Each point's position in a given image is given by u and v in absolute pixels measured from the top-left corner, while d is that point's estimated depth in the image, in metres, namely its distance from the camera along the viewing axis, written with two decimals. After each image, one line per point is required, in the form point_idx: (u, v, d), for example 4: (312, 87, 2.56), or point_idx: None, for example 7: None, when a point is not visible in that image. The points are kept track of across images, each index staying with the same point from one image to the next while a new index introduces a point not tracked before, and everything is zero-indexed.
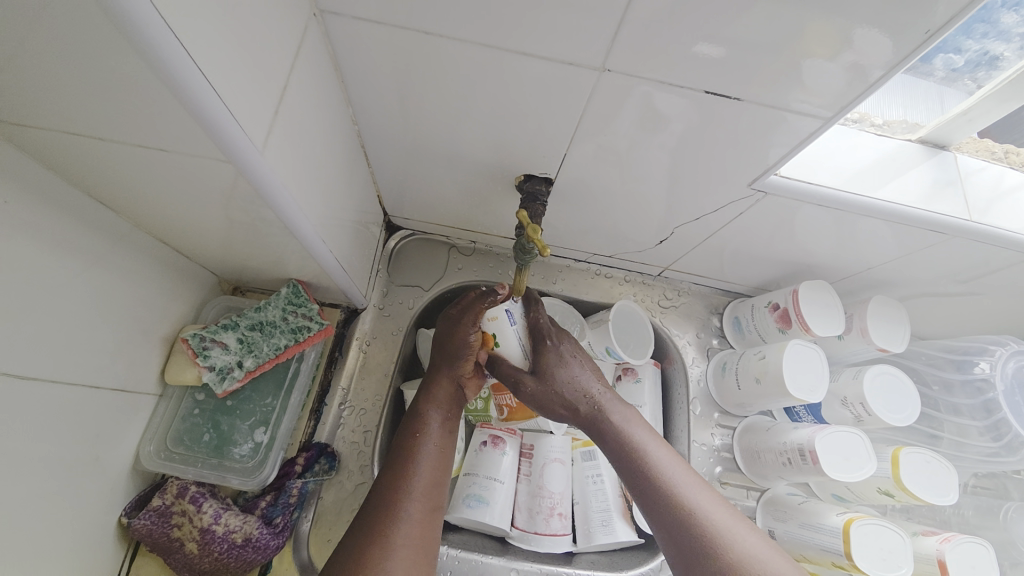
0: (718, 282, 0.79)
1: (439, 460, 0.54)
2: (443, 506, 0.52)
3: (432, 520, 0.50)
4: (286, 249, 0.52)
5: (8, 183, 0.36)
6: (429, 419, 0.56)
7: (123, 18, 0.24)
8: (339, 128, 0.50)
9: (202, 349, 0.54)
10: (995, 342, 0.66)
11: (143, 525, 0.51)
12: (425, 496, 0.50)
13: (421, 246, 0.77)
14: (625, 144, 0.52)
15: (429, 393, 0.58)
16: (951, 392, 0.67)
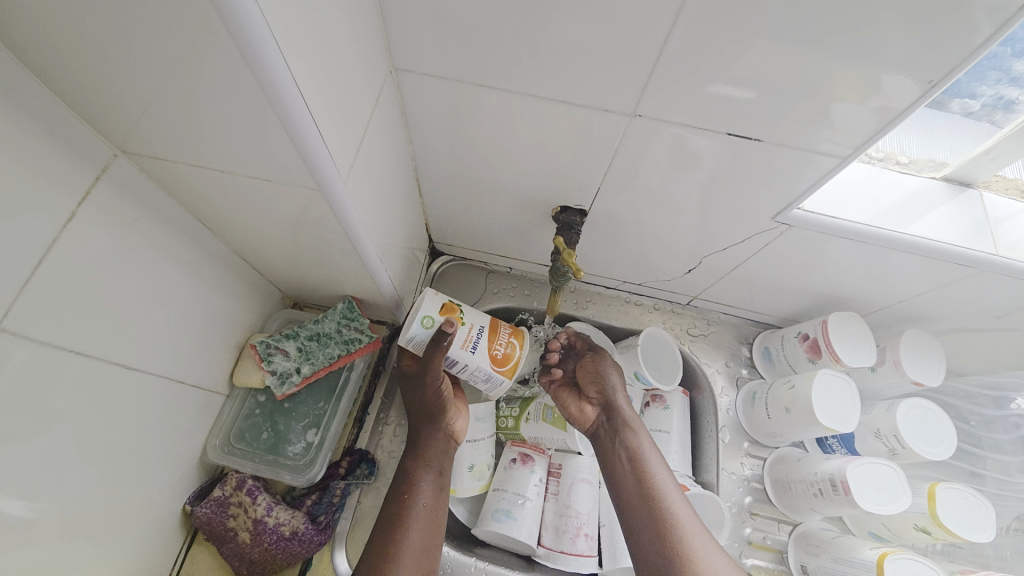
0: (747, 312, 0.81)
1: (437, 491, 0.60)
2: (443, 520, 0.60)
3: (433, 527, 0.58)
4: (347, 268, 0.58)
5: (139, 205, 0.44)
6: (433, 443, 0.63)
7: (269, 86, 0.31)
8: (400, 163, 0.57)
9: (266, 354, 0.60)
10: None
11: (203, 513, 0.56)
12: (424, 522, 0.58)
13: (461, 270, 0.83)
14: (654, 180, 0.57)
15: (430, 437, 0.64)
16: (991, 427, 0.68)
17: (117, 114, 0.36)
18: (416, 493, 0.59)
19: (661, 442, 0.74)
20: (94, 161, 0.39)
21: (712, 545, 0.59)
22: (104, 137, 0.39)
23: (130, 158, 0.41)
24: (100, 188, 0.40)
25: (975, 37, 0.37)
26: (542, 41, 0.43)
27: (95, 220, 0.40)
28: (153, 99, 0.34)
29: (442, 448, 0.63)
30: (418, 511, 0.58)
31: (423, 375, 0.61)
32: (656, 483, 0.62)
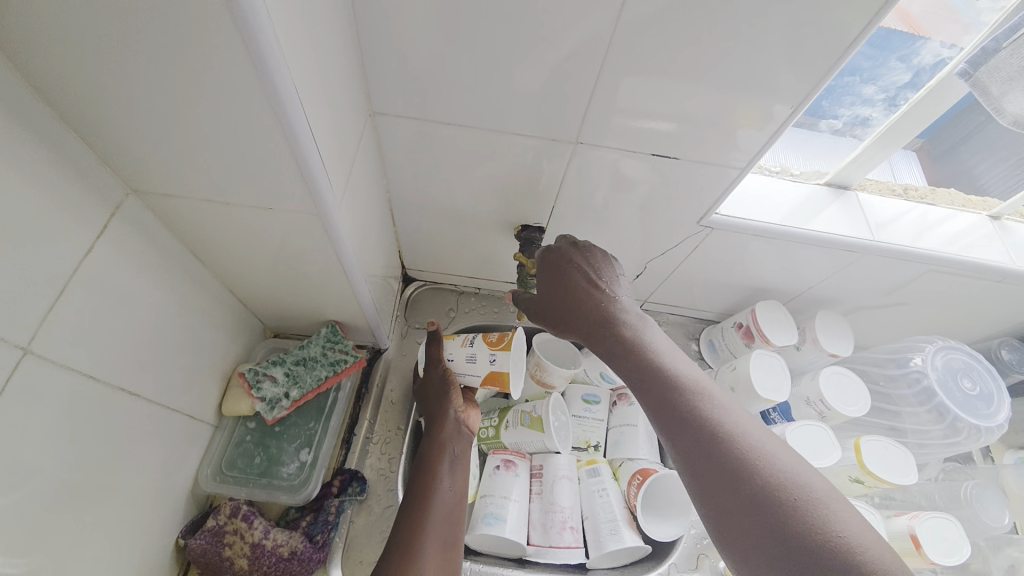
0: (692, 311, 0.91)
1: (455, 496, 0.63)
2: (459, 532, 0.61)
3: (449, 543, 0.59)
4: (333, 292, 0.63)
5: (145, 239, 0.48)
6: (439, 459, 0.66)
7: (287, 127, 0.38)
8: (376, 195, 0.64)
9: (255, 382, 0.62)
10: (925, 340, 0.75)
11: (198, 545, 0.56)
12: (440, 526, 0.60)
13: (432, 294, 0.89)
14: (600, 198, 0.66)
15: (437, 433, 0.68)
16: (896, 384, 0.75)
17: (138, 158, 0.41)
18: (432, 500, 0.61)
19: (630, 435, 0.82)
20: (110, 200, 0.43)
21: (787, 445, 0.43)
22: (120, 179, 0.43)
23: (140, 197, 0.45)
24: (113, 225, 0.44)
25: (823, 73, 0.49)
26: (501, 86, 0.53)
27: (106, 253, 0.44)
28: (176, 142, 0.40)
29: (453, 432, 0.68)
30: (433, 517, 0.60)
31: (439, 379, 0.72)
32: (679, 376, 0.49)
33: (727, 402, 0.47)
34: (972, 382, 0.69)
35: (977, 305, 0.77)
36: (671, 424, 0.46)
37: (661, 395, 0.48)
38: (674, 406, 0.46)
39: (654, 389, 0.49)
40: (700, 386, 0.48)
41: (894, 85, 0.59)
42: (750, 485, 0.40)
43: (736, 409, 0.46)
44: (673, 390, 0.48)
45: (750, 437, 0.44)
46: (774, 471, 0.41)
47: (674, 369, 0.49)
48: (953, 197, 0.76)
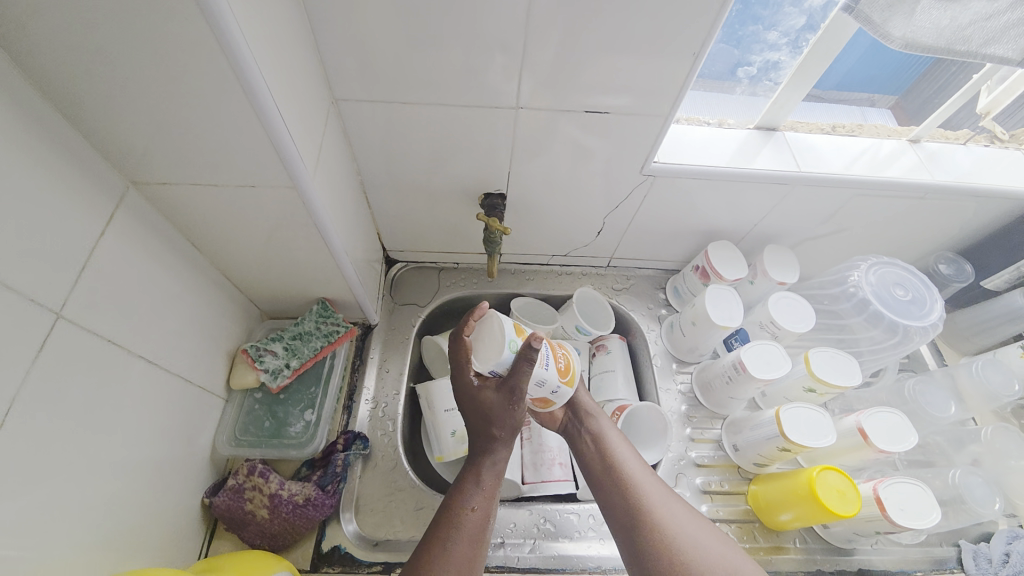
0: (656, 263, 0.98)
1: (484, 515, 0.60)
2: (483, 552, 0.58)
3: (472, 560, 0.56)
4: (319, 268, 0.69)
5: (147, 227, 0.54)
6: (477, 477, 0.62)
7: (257, 104, 0.44)
8: (349, 177, 0.71)
9: (258, 356, 0.69)
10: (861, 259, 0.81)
11: (222, 501, 0.63)
12: (466, 546, 0.57)
13: (414, 273, 0.96)
14: (551, 160, 0.73)
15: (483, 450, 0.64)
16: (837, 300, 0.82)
17: (134, 151, 0.48)
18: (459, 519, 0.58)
19: (609, 379, 0.89)
20: (114, 191, 0.50)
21: (659, 479, 0.65)
22: (119, 173, 0.50)
23: (138, 189, 0.52)
24: (120, 213, 0.50)
25: None
26: (445, 63, 0.59)
27: (116, 239, 0.50)
28: (164, 132, 0.46)
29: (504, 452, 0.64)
30: (458, 538, 0.57)
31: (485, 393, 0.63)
32: (621, 474, 0.64)
33: (660, 509, 0.61)
34: (904, 291, 0.75)
35: (908, 224, 0.84)
36: (599, 483, 0.65)
37: (602, 478, 0.65)
38: (609, 485, 0.64)
39: (595, 468, 0.67)
40: (640, 499, 0.62)
41: (793, 29, 0.66)
42: (629, 503, 0.62)
43: (653, 482, 0.64)
44: (599, 451, 0.68)
45: (661, 521, 0.60)
46: (659, 523, 0.60)
47: (614, 460, 0.66)
48: (878, 129, 0.83)
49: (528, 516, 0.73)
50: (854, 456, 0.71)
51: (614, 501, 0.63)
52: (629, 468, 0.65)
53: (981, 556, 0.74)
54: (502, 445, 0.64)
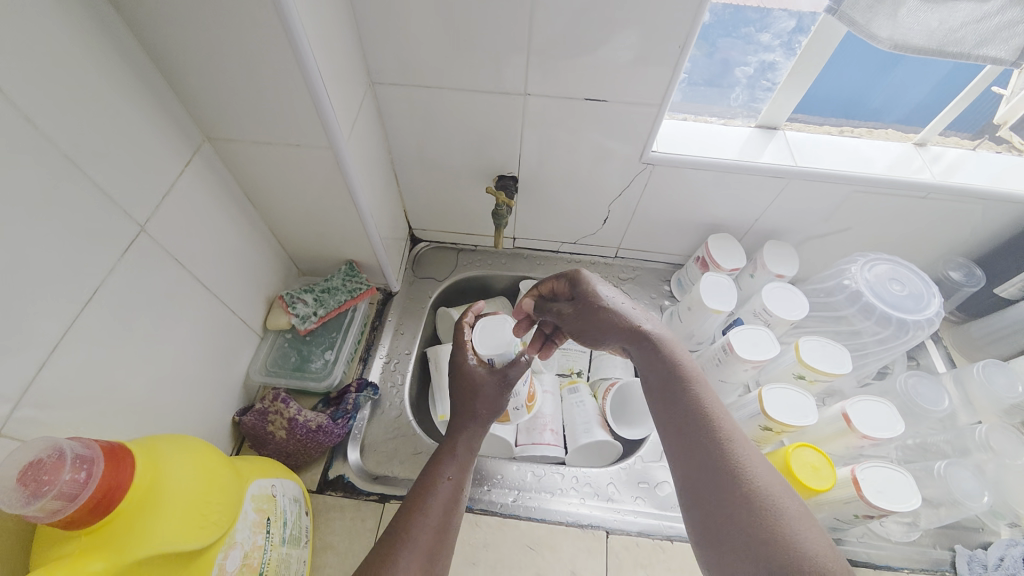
0: (662, 256, 1.03)
1: (456, 484, 0.62)
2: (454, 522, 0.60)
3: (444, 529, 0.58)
4: (348, 228, 0.80)
5: (213, 175, 0.66)
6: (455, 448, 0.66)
7: (305, 72, 0.55)
8: (380, 153, 0.81)
9: (291, 302, 0.81)
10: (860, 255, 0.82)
11: (249, 420, 0.73)
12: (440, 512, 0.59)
13: (435, 252, 1.06)
14: (558, 145, 0.81)
15: (461, 422, 0.69)
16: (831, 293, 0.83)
17: (210, 108, 0.60)
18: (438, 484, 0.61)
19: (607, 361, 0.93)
20: (191, 142, 0.62)
21: (762, 456, 0.54)
22: (198, 127, 0.63)
23: (211, 142, 0.65)
24: (194, 160, 0.63)
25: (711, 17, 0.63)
26: (463, 52, 0.68)
27: (189, 180, 0.62)
28: (234, 93, 0.58)
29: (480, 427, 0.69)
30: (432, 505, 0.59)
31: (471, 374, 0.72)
32: (705, 411, 0.58)
33: (750, 450, 0.54)
34: (902, 286, 0.75)
35: (914, 225, 0.85)
36: (680, 428, 0.57)
37: (680, 416, 0.58)
38: (693, 427, 0.56)
39: (675, 405, 0.59)
40: (726, 434, 0.55)
41: (784, 31, 0.74)
42: (727, 482, 0.52)
43: (742, 432, 0.56)
44: (695, 426, 0.57)
45: (749, 464, 0.53)
46: (760, 493, 0.51)
47: (700, 401, 0.58)
48: (888, 134, 0.86)
49: (514, 469, 0.79)
50: (842, 443, 0.71)
51: (709, 479, 0.53)
52: (710, 405, 0.58)
53: (975, 561, 0.73)
54: (472, 422, 0.68)
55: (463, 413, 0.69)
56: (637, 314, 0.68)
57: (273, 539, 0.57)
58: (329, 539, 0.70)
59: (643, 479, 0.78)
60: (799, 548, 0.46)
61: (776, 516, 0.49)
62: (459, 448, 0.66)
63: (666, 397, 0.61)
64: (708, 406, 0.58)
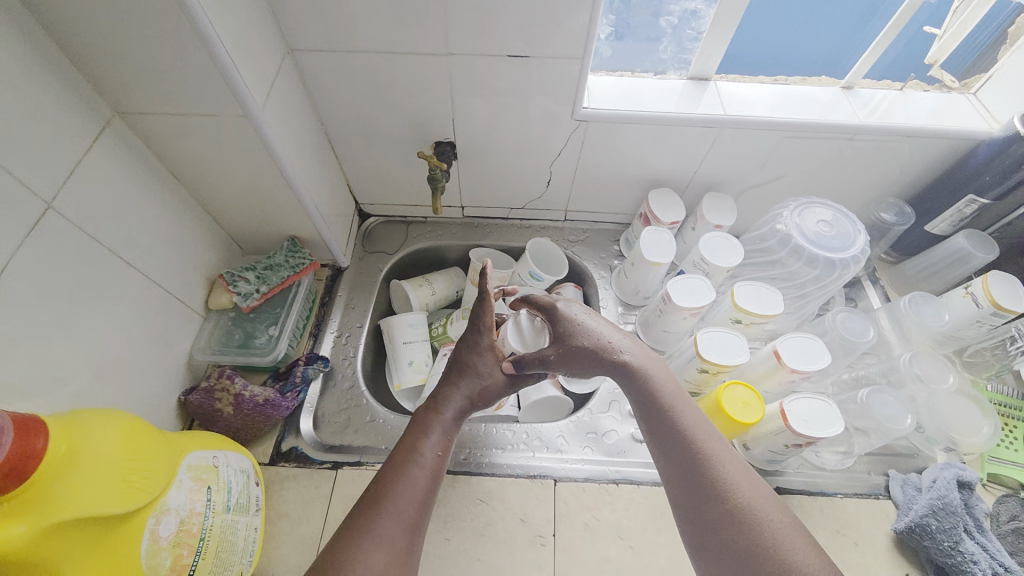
0: (610, 216, 1.04)
1: (438, 461, 0.61)
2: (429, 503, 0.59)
3: (421, 511, 0.57)
4: (282, 202, 0.79)
5: (129, 151, 0.65)
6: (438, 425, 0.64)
7: (201, 36, 0.53)
8: (311, 124, 0.80)
9: (233, 281, 0.80)
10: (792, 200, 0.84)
11: (196, 399, 0.73)
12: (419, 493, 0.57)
13: (385, 226, 1.06)
14: (490, 108, 0.80)
15: (446, 397, 0.67)
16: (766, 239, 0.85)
17: (112, 80, 0.58)
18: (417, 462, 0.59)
19: None
20: (99, 117, 0.61)
21: (751, 475, 0.55)
22: (104, 101, 0.61)
23: (121, 117, 0.63)
24: (104, 135, 0.61)
25: None
26: (377, 13, 0.66)
27: (100, 157, 0.61)
28: (132, 61, 0.56)
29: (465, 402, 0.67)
30: (410, 482, 0.57)
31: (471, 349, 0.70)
32: (692, 438, 0.57)
33: (739, 474, 0.54)
34: (830, 228, 0.77)
35: (846, 168, 0.86)
36: (672, 459, 0.57)
37: (671, 446, 0.57)
38: (685, 458, 0.56)
39: (666, 436, 0.58)
40: (715, 459, 0.55)
41: None
42: (723, 512, 0.52)
43: (731, 456, 0.56)
44: (686, 455, 0.56)
45: (739, 488, 0.53)
46: (758, 516, 0.51)
47: (687, 430, 0.58)
48: (821, 81, 0.86)
49: (467, 427, 0.80)
50: (775, 381, 0.74)
51: (705, 515, 0.53)
52: (698, 430, 0.58)
53: (909, 484, 0.74)
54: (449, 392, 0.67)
55: (450, 388, 0.68)
56: (611, 333, 0.67)
57: (215, 506, 0.59)
58: (283, 508, 0.71)
59: (591, 429, 0.81)
60: (792, 573, 0.46)
61: (773, 542, 0.49)
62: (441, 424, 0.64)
63: (658, 428, 0.59)
64: (697, 434, 0.57)
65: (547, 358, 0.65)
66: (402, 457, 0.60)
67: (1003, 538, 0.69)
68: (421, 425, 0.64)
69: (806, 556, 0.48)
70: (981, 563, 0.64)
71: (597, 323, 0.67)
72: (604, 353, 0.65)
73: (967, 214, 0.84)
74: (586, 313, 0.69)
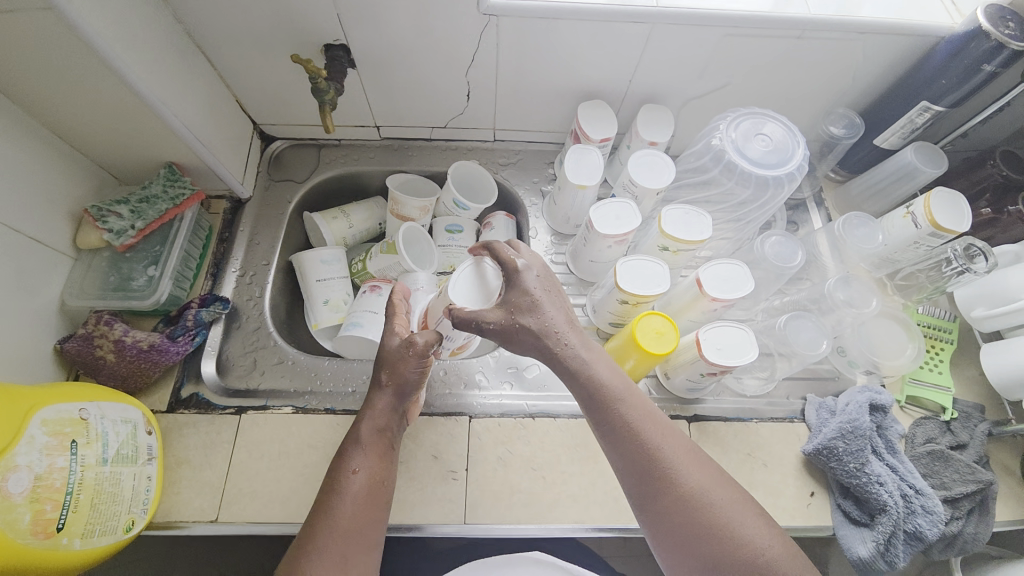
0: (543, 135, 0.94)
1: (372, 480, 0.56)
2: (377, 521, 0.55)
3: (367, 530, 0.53)
4: (142, 123, 0.67)
5: None
6: (361, 444, 0.58)
7: None
8: (163, 23, 0.65)
9: (101, 216, 0.71)
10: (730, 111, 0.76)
11: (72, 347, 0.67)
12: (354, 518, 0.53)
13: (294, 151, 0.94)
14: (381, 1, 0.67)
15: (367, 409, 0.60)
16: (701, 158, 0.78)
17: None
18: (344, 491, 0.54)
19: None
20: None
21: (698, 457, 0.53)
22: None
23: None
24: None
25: None
26: None
27: None
28: None
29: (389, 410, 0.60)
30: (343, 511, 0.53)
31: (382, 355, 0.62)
32: (643, 438, 0.52)
33: (691, 465, 0.52)
34: (767, 143, 0.69)
35: (795, 73, 0.77)
36: (627, 464, 0.52)
37: (623, 450, 0.52)
38: (639, 462, 0.51)
39: (617, 440, 0.52)
40: (668, 457, 0.51)
41: None
42: (686, 513, 0.49)
43: (679, 446, 0.53)
44: (638, 461, 0.51)
45: (694, 483, 0.50)
46: (716, 507, 0.50)
47: (637, 429, 0.52)
48: None
49: None
50: (697, 309, 0.70)
51: (672, 523, 0.50)
52: (646, 427, 0.52)
53: (823, 407, 0.74)
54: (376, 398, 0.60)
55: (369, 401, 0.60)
56: (557, 307, 0.55)
57: (85, 459, 0.55)
58: (183, 455, 0.68)
59: (512, 363, 0.78)
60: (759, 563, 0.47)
61: (737, 533, 0.48)
62: (366, 442, 0.58)
63: (607, 430, 0.53)
64: (647, 437, 0.52)
65: (484, 325, 0.55)
66: (329, 488, 0.55)
67: (917, 460, 0.70)
68: (343, 451, 0.58)
69: (763, 535, 0.49)
70: (883, 484, 0.65)
71: (553, 306, 0.55)
72: (543, 340, 0.54)
73: (918, 123, 0.77)
74: (546, 289, 0.56)
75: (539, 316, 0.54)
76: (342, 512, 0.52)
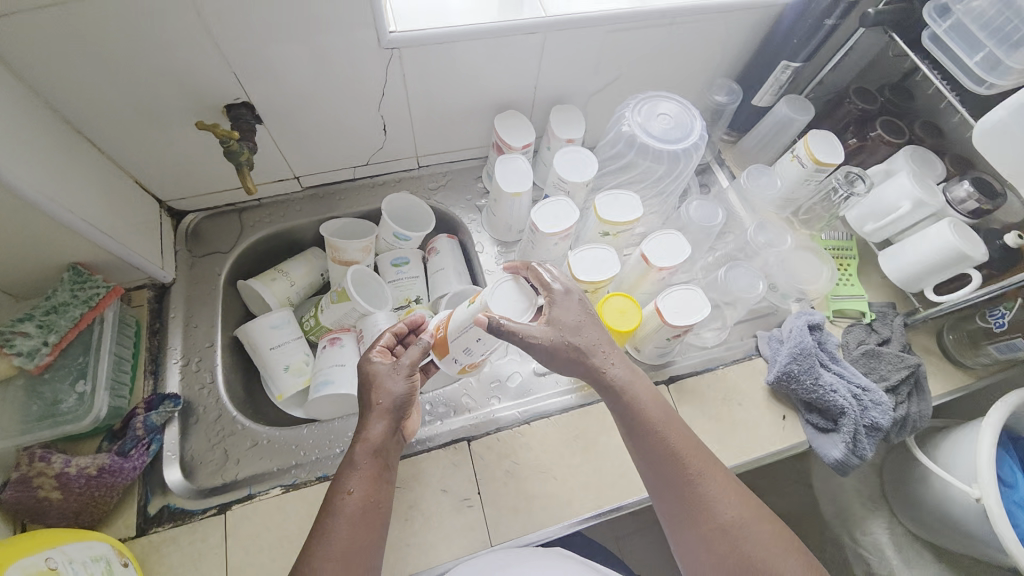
0: (465, 153, 0.96)
1: (365, 505, 0.54)
2: (371, 548, 0.53)
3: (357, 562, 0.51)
4: (32, 227, 0.60)
5: None
6: (356, 469, 0.56)
7: None
8: (35, 116, 0.59)
9: (4, 341, 0.62)
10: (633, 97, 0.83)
11: (8, 497, 0.58)
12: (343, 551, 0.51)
13: (211, 221, 0.88)
14: (277, 52, 0.65)
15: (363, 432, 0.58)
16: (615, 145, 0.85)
17: None
18: (335, 522, 0.53)
19: (440, 278, 0.88)
20: None
21: (717, 468, 0.58)
22: None
23: None
24: None
25: None
26: None
27: None
28: None
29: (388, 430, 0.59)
30: (334, 544, 0.51)
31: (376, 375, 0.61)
32: (667, 444, 0.58)
33: (709, 475, 0.57)
34: (669, 120, 0.77)
35: (676, 55, 0.86)
36: (651, 464, 0.58)
37: (649, 452, 0.58)
38: (662, 464, 0.57)
39: (644, 443, 0.58)
40: (688, 465, 0.57)
41: None
42: (699, 513, 0.56)
43: (701, 457, 0.58)
44: (663, 463, 0.57)
45: (710, 492, 0.56)
46: (726, 515, 0.55)
47: (661, 437, 0.58)
48: None
49: None
50: (649, 281, 0.76)
51: (687, 518, 0.56)
52: (670, 436, 0.58)
53: (773, 339, 0.82)
54: (370, 421, 0.58)
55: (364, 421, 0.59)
56: (595, 331, 0.60)
57: None
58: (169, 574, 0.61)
59: (494, 378, 0.79)
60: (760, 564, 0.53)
61: (741, 538, 0.54)
62: (360, 467, 0.56)
63: (634, 437, 0.59)
64: (671, 443, 0.58)
65: (532, 340, 0.57)
66: (322, 519, 0.53)
67: (856, 362, 0.80)
68: (339, 477, 0.56)
69: (766, 540, 0.54)
70: (837, 390, 0.74)
71: (594, 328, 0.60)
72: (585, 360, 0.59)
73: (783, 80, 0.89)
74: (586, 312, 0.61)
75: (580, 341, 0.59)
76: (332, 543, 0.51)
